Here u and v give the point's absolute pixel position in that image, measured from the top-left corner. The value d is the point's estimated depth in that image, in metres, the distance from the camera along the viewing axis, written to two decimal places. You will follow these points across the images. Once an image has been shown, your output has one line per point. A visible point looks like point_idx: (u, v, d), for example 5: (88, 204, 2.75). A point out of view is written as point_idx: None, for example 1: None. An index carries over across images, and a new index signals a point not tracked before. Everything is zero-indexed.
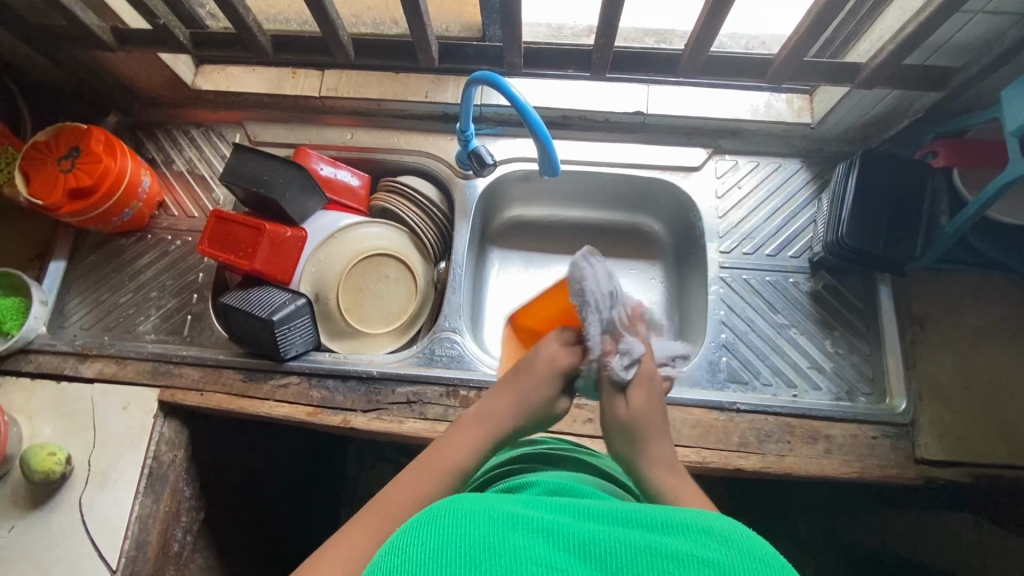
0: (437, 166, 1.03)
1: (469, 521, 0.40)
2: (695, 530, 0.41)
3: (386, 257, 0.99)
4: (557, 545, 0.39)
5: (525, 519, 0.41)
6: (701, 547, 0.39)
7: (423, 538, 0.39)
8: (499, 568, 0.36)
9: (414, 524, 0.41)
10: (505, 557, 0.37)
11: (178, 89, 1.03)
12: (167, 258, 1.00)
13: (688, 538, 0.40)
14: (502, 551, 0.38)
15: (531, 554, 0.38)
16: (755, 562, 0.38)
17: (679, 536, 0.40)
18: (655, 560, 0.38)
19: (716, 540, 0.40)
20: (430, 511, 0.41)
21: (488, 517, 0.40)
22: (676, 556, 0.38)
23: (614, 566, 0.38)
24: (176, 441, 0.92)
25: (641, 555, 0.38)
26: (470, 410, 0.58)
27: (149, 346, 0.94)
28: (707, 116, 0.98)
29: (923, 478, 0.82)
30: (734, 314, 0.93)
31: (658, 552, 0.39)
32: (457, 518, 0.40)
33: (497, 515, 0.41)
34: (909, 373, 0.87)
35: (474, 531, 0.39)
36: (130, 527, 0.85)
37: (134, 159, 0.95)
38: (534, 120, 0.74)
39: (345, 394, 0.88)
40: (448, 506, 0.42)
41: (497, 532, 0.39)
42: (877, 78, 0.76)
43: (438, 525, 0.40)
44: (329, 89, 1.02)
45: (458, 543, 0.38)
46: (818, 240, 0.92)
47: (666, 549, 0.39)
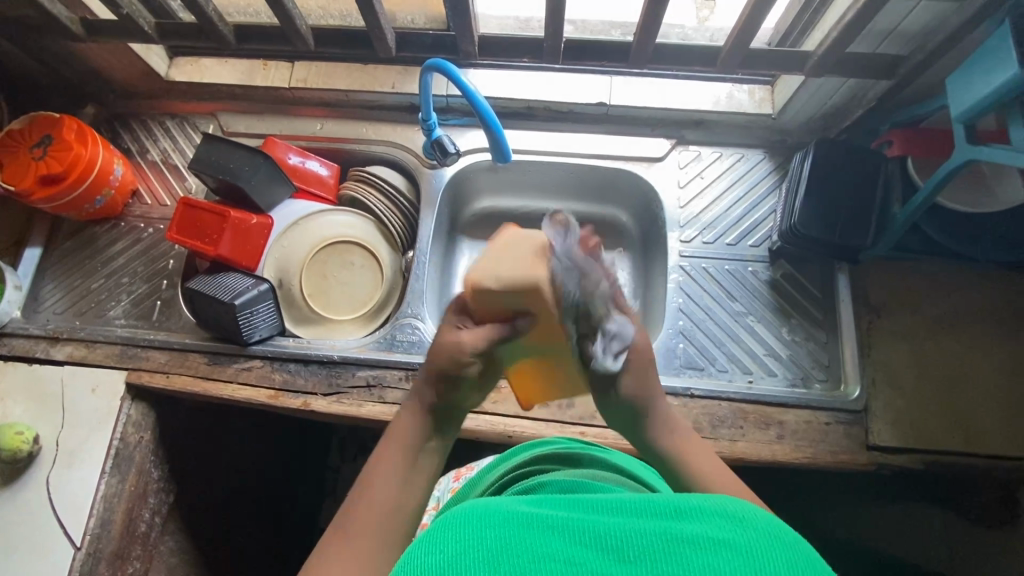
0: (404, 156, 1.04)
1: (480, 525, 0.41)
2: (708, 514, 0.41)
3: (352, 245, 1.01)
4: (573, 540, 0.40)
5: (539, 518, 0.42)
6: (719, 528, 0.39)
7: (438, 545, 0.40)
8: (514, 565, 0.37)
9: (428, 537, 0.42)
10: (520, 557, 0.38)
11: (153, 81, 1.06)
12: (139, 245, 1.02)
13: (704, 521, 0.40)
14: (515, 549, 0.39)
15: (549, 550, 0.39)
16: (774, 540, 0.38)
17: (696, 521, 0.40)
18: (672, 545, 0.38)
19: (730, 521, 0.40)
20: (444, 521, 0.43)
21: (501, 519, 0.42)
22: (693, 540, 0.38)
23: (631, 554, 0.38)
24: (143, 423, 0.94)
25: (657, 542, 0.39)
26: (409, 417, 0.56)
27: (119, 330, 0.96)
28: (669, 107, 0.99)
29: (874, 464, 0.82)
30: (692, 301, 0.94)
31: (673, 537, 0.39)
32: (471, 522, 0.42)
33: (511, 516, 0.42)
34: (863, 360, 0.87)
35: (488, 532, 0.40)
36: (95, 505, 0.87)
37: (106, 148, 0.97)
38: (483, 108, 0.75)
39: (306, 377, 0.90)
40: (460, 515, 0.43)
41: (509, 531, 0.40)
42: (823, 66, 0.77)
43: (452, 531, 0.41)
44: (299, 80, 1.03)
45: (475, 547, 0.39)
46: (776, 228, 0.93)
47: (679, 533, 0.39)
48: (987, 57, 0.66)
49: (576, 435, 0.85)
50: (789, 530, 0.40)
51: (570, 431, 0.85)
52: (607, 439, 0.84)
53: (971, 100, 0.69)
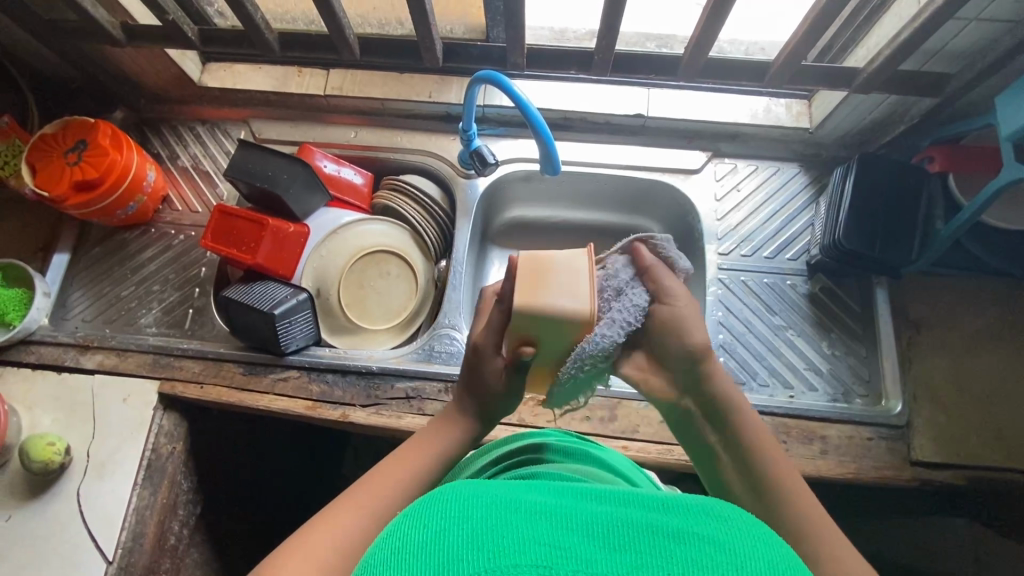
0: (438, 164, 1.04)
1: (466, 505, 0.37)
2: (706, 515, 0.38)
3: (388, 254, 1.00)
4: (563, 526, 0.36)
5: (529, 502, 0.38)
6: (716, 529, 0.36)
7: (412, 519, 0.36)
8: (499, 547, 0.33)
9: (410, 510, 0.38)
10: (504, 540, 0.34)
11: (184, 86, 1.05)
12: (170, 252, 1.00)
13: (705, 520, 0.37)
14: (502, 531, 0.34)
15: (533, 535, 0.35)
16: (773, 552, 0.35)
17: (691, 520, 0.37)
18: (672, 540, 0.35)
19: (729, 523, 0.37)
20: (428, 494, 0.39)
21: (483, 496, 0.38)
22: (686, 537, 0.35)
23: (620, 544, 0.35)
24: (175, 434, 0.92)
25: (648, 534, 0.35)
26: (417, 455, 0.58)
27: (150, 339, 0.94)
28: (706, 120, 1.00)
29: (917, 480, 0.82)
30: (732, 315, 0.94)
31: (673, 532, 0.35)
32: (450, 497, 0.38)
33: (496, 495, 0.38)
34: (905, 376, 0.87)
35: (467, 508, 0.36)
36: (128, 518, 0.85)
37: (140, 154, 0.96)
38: (536, 120, 0.75)
39: (344, 388, 0.89)
40: (442, 490, 0.39)
41: (493, 511, 0.36)
42: (873, 84, 0.78)
43: (432, 505, 0.37)
44: (334, 88, 1.03)
45: (459, 525, 0.35)
46: (816, 241, 0.93)
47: (675, 527, 0.36)
48: None
49: (618, 449, 0.84)
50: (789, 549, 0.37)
51: (611, 445, 0.85)
52: (648, 453, 0.84)
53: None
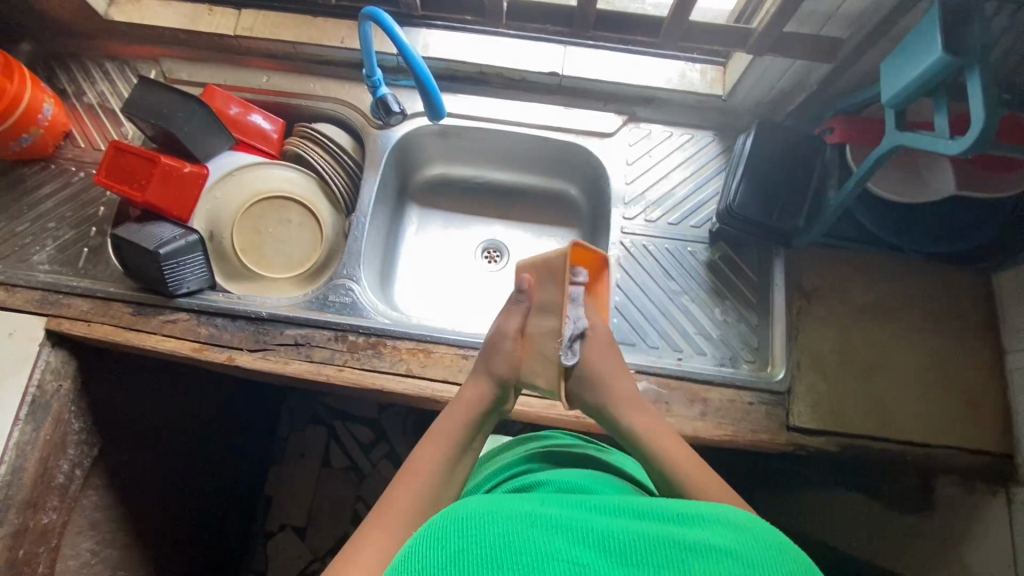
0: (351, 114, 1.02)
1: (489, 523, 0.43)
2: (706, 521, 0.44)
3: (290, 202, 0.98)
4: (579, 541, 0.42)
5: (545, 520, 0.44)
6: (715, 535, 0.42)
7: (446, 542, 0.42)
8: (519, 562, 0.39)
9: (439, 529, 0.44)
10: (526, 555, 0.40)
11: (90, 19, 1.01)
12: (69, 189, 0.98)
13: (704, 528, 0.43)
14: (522, 547, 0.40)
15: (552, 549, 0.40)
16: (767, 546, 0.42)
17: (695, 527, 0.43)
18: (672, 548, 0.41)
19: (730, 528, 0.43)
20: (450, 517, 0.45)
21: (509, 518, 0.44)
22: (692, 544, 0.41)
23: (633, 556, 0.41)
24: (63, 372, 0.91)
25: (655, 544, 0.41)
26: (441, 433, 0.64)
27: (40, 276, 0.92)
28: (620, 82, 0.98)
29: (791, 445, 0.84)
30: (630, 278, 0.94)
31: (673, 540, 0.41)
32: (479, 521, 0.44)
33: (520, 516, 0.44)
34: (790, 345, 0.88)
35: (495, 530, 0.43)
36: (6, 452, 0.85)
37: (36, 85, 0.93)
38: (417, 65, 0.74)
39: (233, 332, 0.88)
40: (468, 510, 0.46)
41: (518, 529, 0.43)
42: (765, 45, 0.77)
43: (462, 529, 0.43)
44: (245, 29, 1.00)
45: (479, 543, 0.41)
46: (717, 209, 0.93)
47: (683, 538, 0.42)
48: (916, 42, 0.66)
49: None
50: (786, 543, 0.43)
51: None
52: (530, 407, 0.84)
53: (899, 86, 0.69)
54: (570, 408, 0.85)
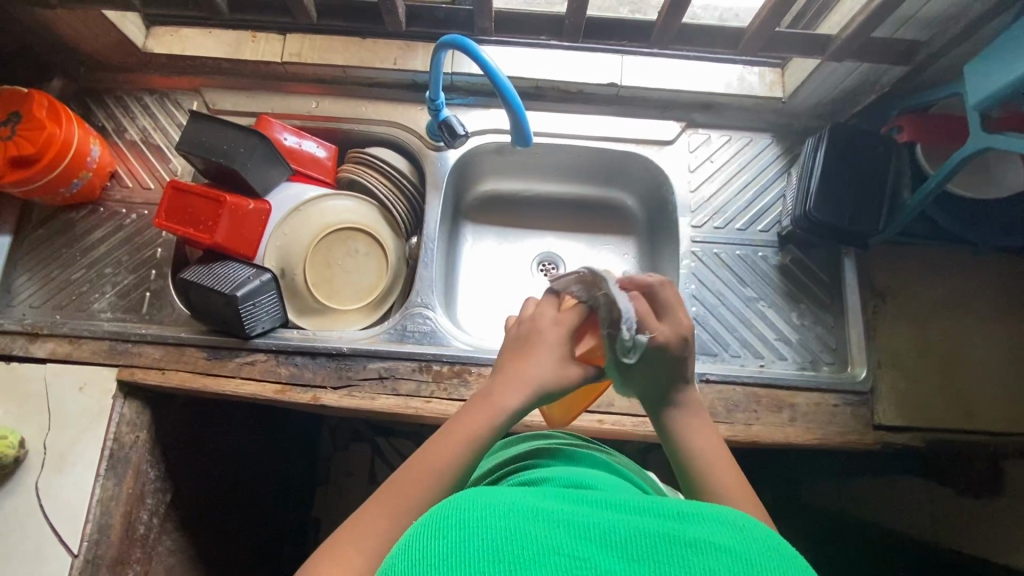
0: (406, 136, 1.00)
1: (484, 510, 0.37)
2: (712, 518, 0.38)
3: (356, 232, 0.96)
4: (576, 534, 0.36)
5: (543, 509, 0.38)
6: (722, 535, 0.36)
7: (442, 529, 0.36)
8: (517, 561, 0.34)
9: (430, 515, 0.39)
10: (523, 550, 0.34)
11: (127, 52, 0.97)
12: (122, 232, 0.95)
13: (707, 524, 0.37)
14: (518, 541, 0.35)
15: (552, 544, 0.35)
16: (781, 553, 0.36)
17: (703, 524, 0.37)
18: (676, 548, 0.35)
19: (737, 528, 0.37)
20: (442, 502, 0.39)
21: (506, 506, 0.37)
22: (698, 544, 0.35)
23: (635, 553, 0.35)
24: (138, 422, 0.89)
25: (662, 544, 0.35)
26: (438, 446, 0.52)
27: (105, 325, 0.90)
28: (680, 89, 0.97)
29: (879, 443, 0.86)
30: (704, 287, 0.94)
31: (677, 539, 0.36)
32: (466, 507, 0.38)
33: (514, 506, 0.37)
34: (870, 344, 0.90)
35: (491, 520, 0.36)
36: (91, 510, 0.83)
37: (82, 127, 0.90)
38: (506, 87, 0.71)
39: (314, 370, 0.86)
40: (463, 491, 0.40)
41: (514, 520, 0.36)
42: (847, 51, 0.77)
43: (452, 517, 0.37)
44: (292, 54, 0.97)
45: (474, 536, 0.35)
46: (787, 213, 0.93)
47: (693, 537, 0.36)
48: (1013, 45, 0.66)
49: (594, 423, 0.85)
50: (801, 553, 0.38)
51: (587, 419, 0.85)
52: (623, 427, 0.84)
53: (989, 89, 0.69)
54: None
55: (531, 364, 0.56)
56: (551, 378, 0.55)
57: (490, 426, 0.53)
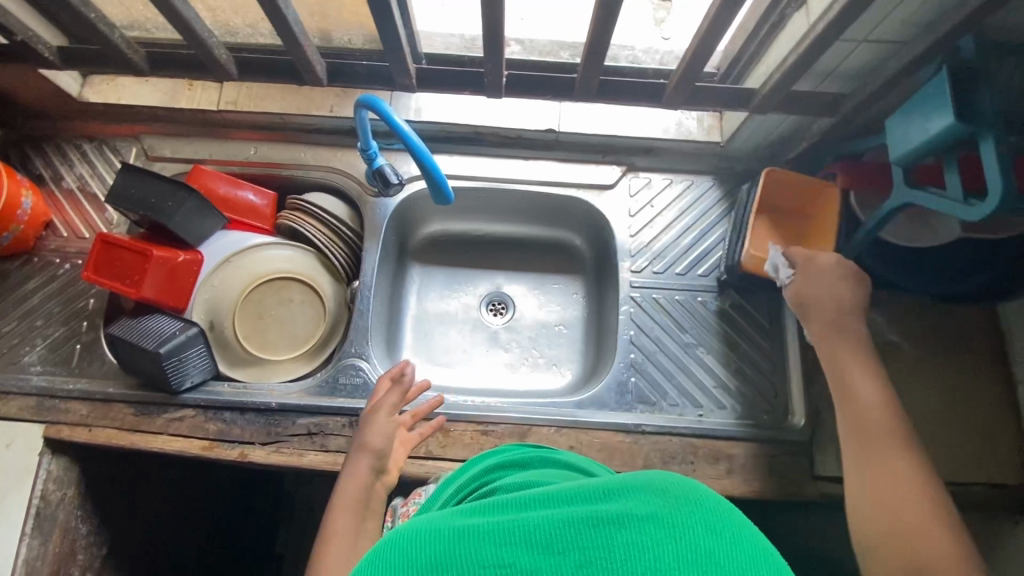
0: (346, 183, 1.00)
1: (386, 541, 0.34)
2: (625, 489, 0.35)
3: (290, 281, 0.95)
4: (483, 538, 0.33)
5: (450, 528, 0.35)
6: (637, 505, 0.33)
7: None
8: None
9: None
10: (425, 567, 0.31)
11: (63, 102, 0.97)
12: (54, 283, 0.94)
13: (623, 498, 0.34)
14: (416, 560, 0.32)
15: (455, 556, 0.32)
16: (697, 506, 0.33)
17: (618, 499, 0.35)
18: (590, 530, 0.32)
19: (652, 495, 0.34)
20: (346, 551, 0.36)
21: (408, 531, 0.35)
22: (613, 519, 0.33)
23: (550, 542, 0.32)
24: (66, 479, 0.88)
25: (575, 531, 0.33)
26: (335, 524, 0.70)
27: (34, 379, 0.89)
28: (617, 134, 0.97)
29: (819, 495, 0.84)
30: (643, 333, 0.93)
31: (588, 521, 0.33)
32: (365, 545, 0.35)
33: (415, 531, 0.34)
34: (809, 392, 0.88)
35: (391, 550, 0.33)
36: (15, 571, 0.82)
37: (12, 178, 0.90)
38: (417, 146, 0.70)
39: (243, 426, 0.85)
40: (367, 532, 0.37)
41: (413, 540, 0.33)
42: (769, 104, 0.77)
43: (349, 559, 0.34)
44: (228, 103, 0.97)
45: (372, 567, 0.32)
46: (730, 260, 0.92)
47: (608, 511, 0.33)
48: (923, 102, 0.66)
49: None
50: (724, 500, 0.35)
51: None
52: None
53: (910, 144, 0.68)
54: None
55: (349, 474, 0.74)
56: (360, 483, 0.74)
57: (364, 489, 0.73)
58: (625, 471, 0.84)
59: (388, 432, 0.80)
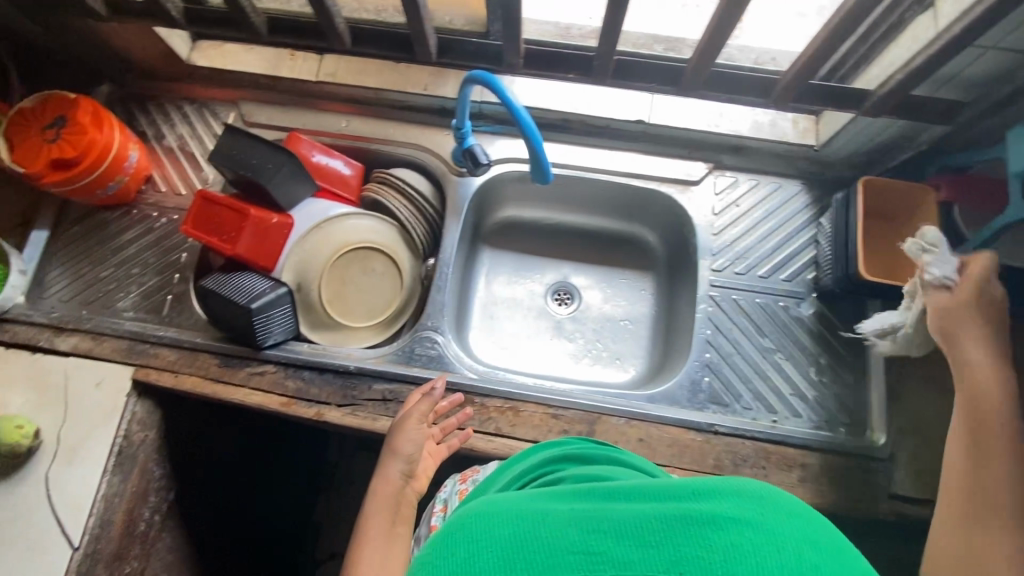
0: (432, 161, 1.01)
1: (491, 521, 0.37)
2: (722, 494, 0.37)
3: (374, 251, 0.97)
4: (590, 529, 0.36)
5: (554, 513, 0.37)
6: (734, 508, 0.35)
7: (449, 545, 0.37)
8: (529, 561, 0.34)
9: (441, 535, 0.39)
10: (537, 551, 0.34)
11: (172, 64, 1.01)
12: (151, 235, 0.98)
13: (723, 501, 0.36)
14: (528, 543, 0.35)
15: (564, 541, 0.35)
16: (798, 519, 0.35)
17: (715, 500, 0.37)
18: (692, 526, 0.34)
19: (749, 501, 0.36)
20: (451, 523, 0.39)
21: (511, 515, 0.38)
22: (715, 520, 0.34)
23: (650, 536, 0.34)
24: (148, 422, 0.91)
25: (674, 526, 0.35)
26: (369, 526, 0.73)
27: (127, 324, 0.93)
28: (707, 130, 0.96)
29: (895, 514, 0.81)
30: (721, 333, 0.92)
31: (691, 519, 0.35)
32: (474, 519, 0.38)
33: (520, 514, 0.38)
34: (891, 408, 0.86)
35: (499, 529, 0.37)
36: (96, 504, 0.85)
37: (123, 132, 0.93)
38: (526, 122, 0.70)
39: (321, 386, 0.87)
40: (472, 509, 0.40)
41: (523, 527, 0.36)
42: (883, 107, 0.75)
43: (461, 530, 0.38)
44: (327, 74, 1.00)
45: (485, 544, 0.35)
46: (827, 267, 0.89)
47: (709, 512, 0.35)
48: None
49: None
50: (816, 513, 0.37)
51: None
52: None
53: None
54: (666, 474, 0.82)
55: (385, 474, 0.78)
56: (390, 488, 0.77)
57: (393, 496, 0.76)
58: (695, 469, 0.83)
59: (422, 440, 0.80)
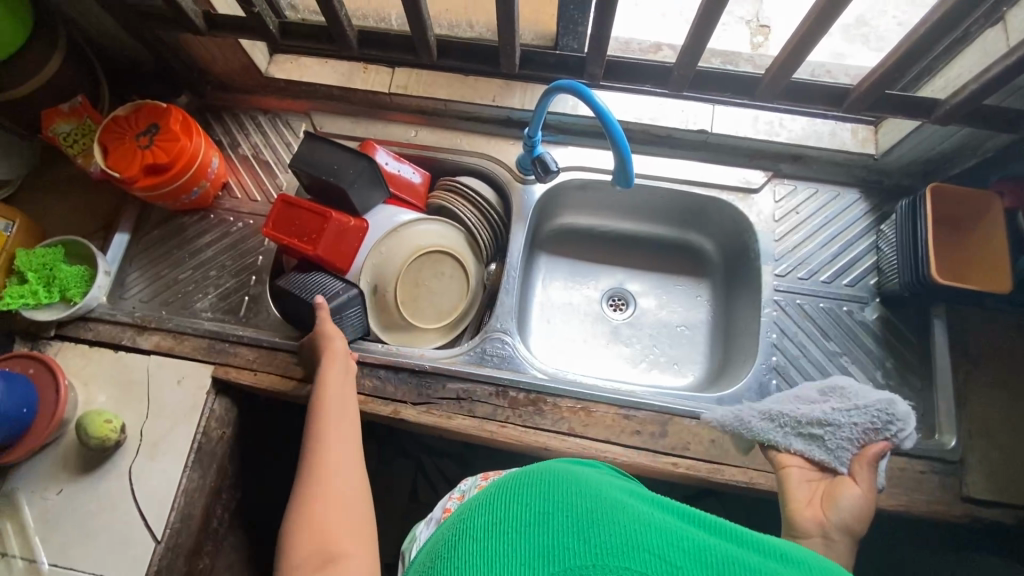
0: (498, 169, 1.04)
1: (581, 493, 0.38)
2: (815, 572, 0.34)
3: (444, 256, 1.00)
4: (669, 539, 0.34)
5: (640, 513, 0.37)
6: None
7: (527, 498, 0.39)
8: (600, 546, 0.34)
9: (519, 483, 0.41)
10: (612, 538, 0.34)
11: (251, 75, 1.06)
12: (228, 239, 1.02)
13: None
14: (607, 524, 0.35)
15: (643, 541, 0.34)
16: None
17: None
18: None
19: None
20: (534, 474, 0.41)
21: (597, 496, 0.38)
22: None
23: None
24: (225, 419, 0.94)
25: None
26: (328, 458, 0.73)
27: (205, 323, 0.96)
28: (769, 140, 0.99)
29: (968, 517, 0.81)
30: (786, 337, 0.94)
31: None
32: (560, 485, 0.39)
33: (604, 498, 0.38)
34: (960, 411, 0.87)
35: (580, 501, 0.37)
36: (177, 499, 0.86)
37: (207, 141, 0.97)
38: (615, 129, 0.74)
39: (396, 385, 0.89)
40: (559, 475, 0.41)
41: (604, 508, 0.36)
42: (954, 116, 0.78)
43: (539, 493, 0.39)
44: (399, 86, 1.04)
45: (562, 514, 0.36)
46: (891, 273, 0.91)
47: None
48: None
49: (668, 465, 0.84)
50: None
51: (663, 461, 0.84)
52: (700, 473, 0.83)
53: None
54: (739, 474, 0.83)
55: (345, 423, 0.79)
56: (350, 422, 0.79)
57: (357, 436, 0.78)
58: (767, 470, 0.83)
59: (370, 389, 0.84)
